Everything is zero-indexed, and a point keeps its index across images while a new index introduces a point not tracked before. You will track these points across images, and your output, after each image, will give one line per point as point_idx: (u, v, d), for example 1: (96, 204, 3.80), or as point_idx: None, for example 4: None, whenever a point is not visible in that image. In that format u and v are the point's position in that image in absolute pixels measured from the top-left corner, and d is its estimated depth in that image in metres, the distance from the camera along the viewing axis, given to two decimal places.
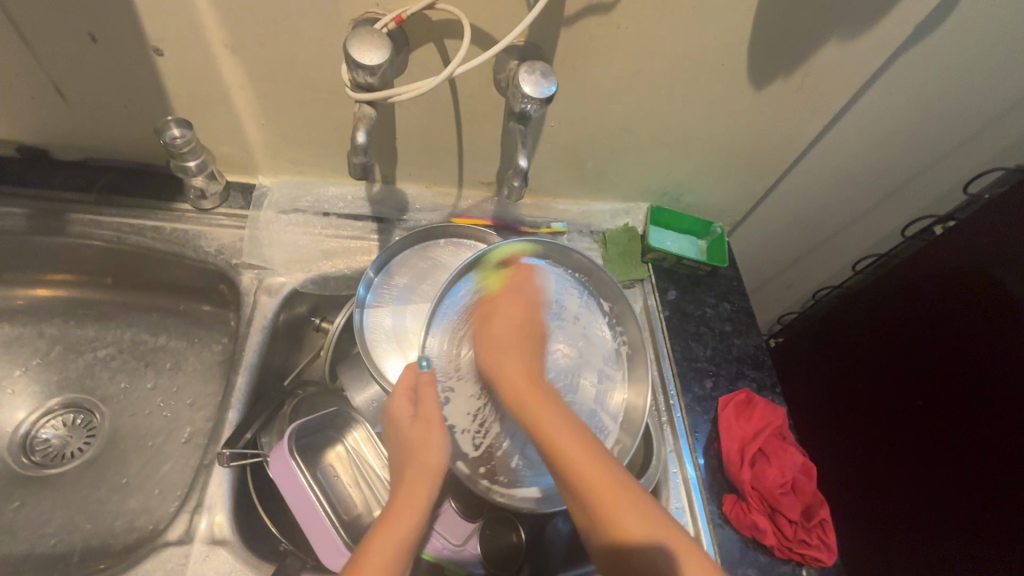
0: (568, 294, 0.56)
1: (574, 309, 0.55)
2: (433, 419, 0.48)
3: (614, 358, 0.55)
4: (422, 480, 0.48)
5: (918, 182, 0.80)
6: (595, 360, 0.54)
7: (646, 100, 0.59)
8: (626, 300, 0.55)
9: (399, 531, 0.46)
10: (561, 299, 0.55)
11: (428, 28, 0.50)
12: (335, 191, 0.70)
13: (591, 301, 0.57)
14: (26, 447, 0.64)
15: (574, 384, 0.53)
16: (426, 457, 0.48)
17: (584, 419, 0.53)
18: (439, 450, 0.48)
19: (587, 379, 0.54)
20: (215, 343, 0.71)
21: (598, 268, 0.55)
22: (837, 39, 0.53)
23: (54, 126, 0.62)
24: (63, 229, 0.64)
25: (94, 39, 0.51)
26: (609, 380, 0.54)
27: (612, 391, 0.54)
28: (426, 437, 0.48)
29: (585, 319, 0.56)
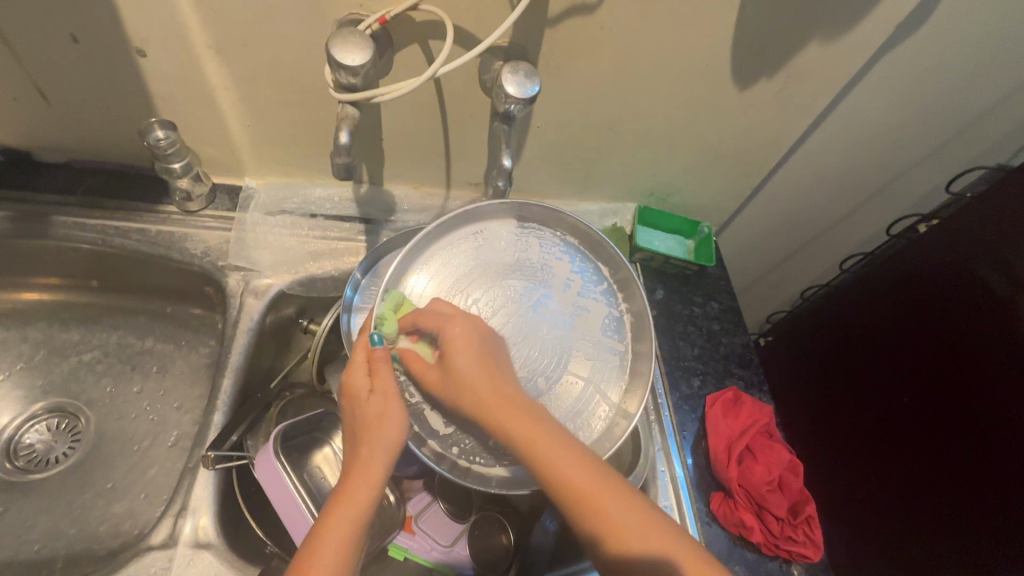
0: (556, 259, 0.54)
1: (563, 277, 0.54)
2: (390, 390, 0.45)
3: (614, 329, 0.53)
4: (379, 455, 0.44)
5: (903, 181, 0.81)
6: (589, 332, 0.53)
7: (632, 100, 0.59)
8: (627, 266, 0.53)
9: (358, 507, 0.42)
10: (547, 266, 0.54)
11: (413, 29, 0.50)
12: (323, 192, 0.70)
13: (591, 271, 0.55)
14: (9, 452, 0.64)
15: (563, 359, 0.52)
16: (383, 430, 0.44)
17: (576, 396, 0.51)
18: (398, 423, 0.45)
19: (579, 353, 0.52)
20: (203, 346, 0.71)
21: (597, 233, 0.53)
22: (819, 40, 0.54)
23: (37, 128, 0.61)
24: (47, 232, 0.63)
25: (75, 40, 0.51)
26: (607, 358, 0.52)
27: (608, 373, 0.52)
28: (384, 411, 0.44)
29: (577, 287, 0.54)
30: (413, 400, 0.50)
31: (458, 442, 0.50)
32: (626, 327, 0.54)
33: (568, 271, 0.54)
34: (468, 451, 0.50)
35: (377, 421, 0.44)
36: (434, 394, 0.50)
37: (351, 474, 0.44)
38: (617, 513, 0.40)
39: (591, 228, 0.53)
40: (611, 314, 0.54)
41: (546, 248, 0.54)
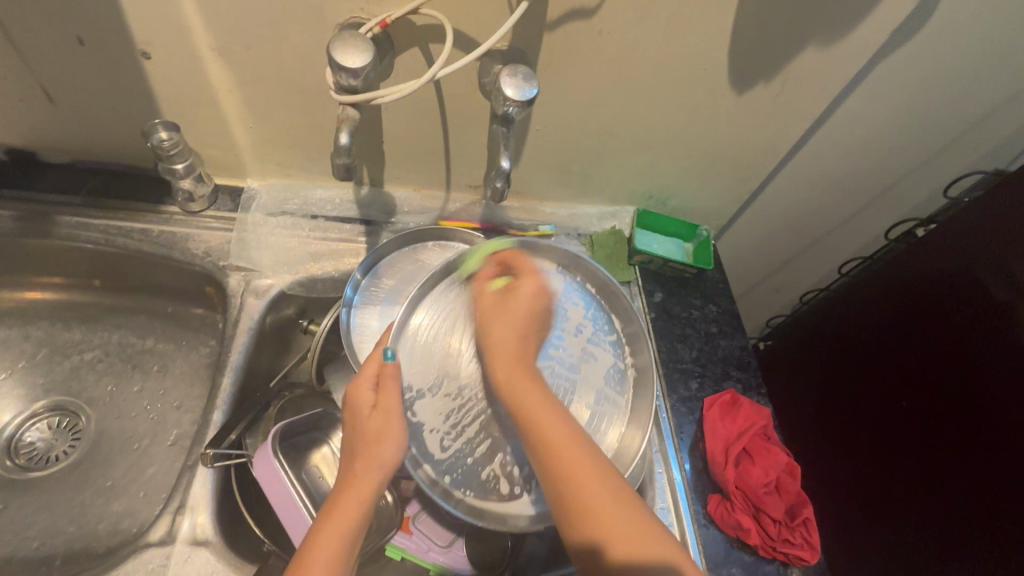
0: (572, 302, 0.53)
1: (576, 321, 0.53)
2: (394, 409, 0.46)
3: (619, 381, 0.53)
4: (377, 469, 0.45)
5: (901, 186, 0.81)
6: (595, 381, 0.52)
7: (629, 104, 0.59)
8: (640, 321, 0.54)
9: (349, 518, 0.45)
10: (563, 308, 0.52)
11: (413, 33, 0.50)
12: (323, 194, 0.70)
13: (602, 319, 0.54)
14: (10, 450, 0.64)
15: (568, 401, 0.51)
16: (382, 449, 0.45)
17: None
18: (396, 444, 0.46)
19: (582, 399, 0.51)
20: (204, 346, 0.71)
21: (612, 282, 0.53)
22: (816, 44, 0.54)
23: (41, 128, 0.62)
24: (50, 231, 0.64)
25: (81, 42, 0.52)
26: (606, 407, 0.52)
27: (606, 420, 0.52)
28: (384, 430, 0.46)
29: (589, 334, 0.53)
30: (414, 419, 0.48)
31: (452, 471, 0.49)
32: (629, 381, 0.54)
33: (584, 316, 0.53)
34: (461, 478, 0.49)
35: (375, 436, 0.46)
36: (434, 417, 0.48)
37: (348, 484, 0.46)
38: (622, 533, 0.42)
39: (607, 278, 0.54)
40: (617, 365, 0.53)
41: (565, 289, 0.53)
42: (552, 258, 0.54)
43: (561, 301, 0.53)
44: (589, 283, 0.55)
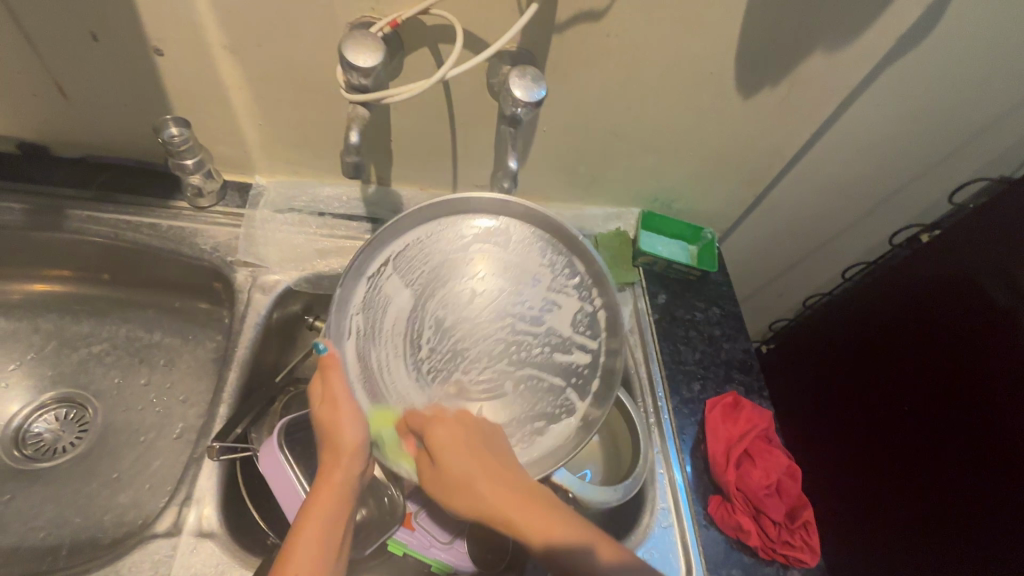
0: (526, 253, 0.54)
1: (531, 272, 0.54)
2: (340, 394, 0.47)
3: (588, 324, 0.54)
4: (342, 457, 0.46)
5: (906, 192, 0.82)
6: (558, 327, 0.53)
7: (636, 107, 0.60)
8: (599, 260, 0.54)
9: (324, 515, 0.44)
10: (515, 259, 0.54)
11: (423, 33, 0.51)
12: (331, 191, 0.71)
13: (563, 264, 0.55)
14: (18, 441, 0.65)
15: (530, 354, 0.52)
16: (343, 434, 0.47)
17: (543, 390, 0.52)
18: (356, 426, 0.47)
19: (545, 347, 0.52)
20: (210, 341, 0.72)
21: (566, 225, 0.54)
22: (822, 50, 0.55)
23: (53, 121, 0.63)
24: (61, 225, 0.65)
25: (96, 38, 0.52)
26: (573, 352, 0.53)
27: (573, 366, 0.53)
28: (335, 417, 0.47)
29: (549, 283, 0.54)
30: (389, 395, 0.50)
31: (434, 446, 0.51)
32: (601, 323, 0.55)
33: (539, 267, 0.54)
34: None
35: (330, 426, 0.47)
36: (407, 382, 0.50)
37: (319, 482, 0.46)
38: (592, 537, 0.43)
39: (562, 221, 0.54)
40: (585, 309, 0.54)
41: (518, 242, 0.55)
42: (497, 214, 0.55)
43: (521, 257, 0.54)
44: (547, 232, 0.55)
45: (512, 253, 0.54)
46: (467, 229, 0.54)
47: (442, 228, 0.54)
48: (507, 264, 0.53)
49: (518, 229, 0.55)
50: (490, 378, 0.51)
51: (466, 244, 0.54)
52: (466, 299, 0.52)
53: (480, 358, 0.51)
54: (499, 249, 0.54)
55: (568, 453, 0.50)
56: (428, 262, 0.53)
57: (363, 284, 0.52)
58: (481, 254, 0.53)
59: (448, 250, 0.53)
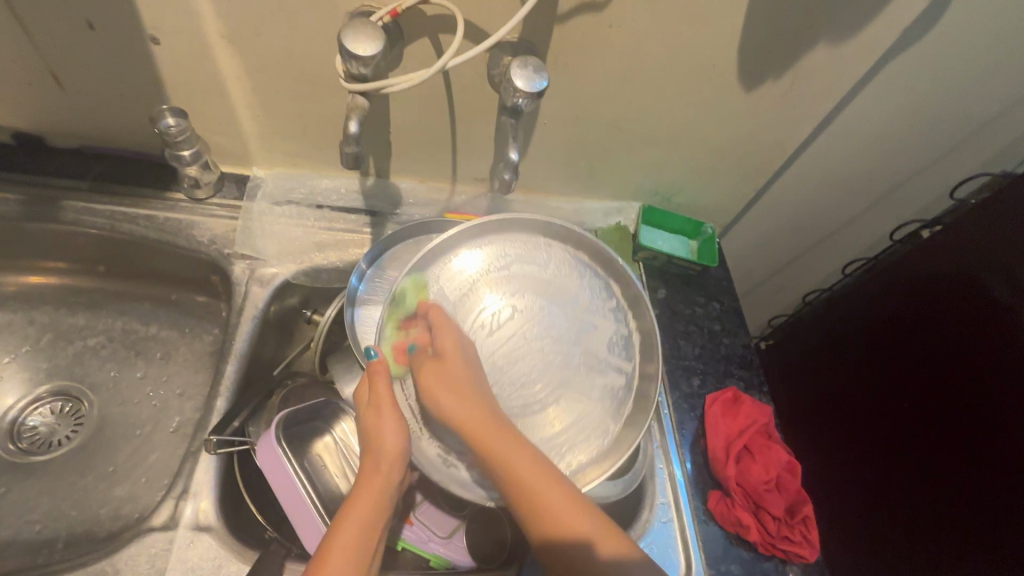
0: (565, 274, 0.53)
1: (571, 293, 0.52)
2: (387, 399, 0.47)
3: (623, 346, 0.53)
4: (383, 462, 0.46)
5: (906, 188, 0.81)
6: (598, 349, 0.52)
7: (637, 99, 0.59)
8: (636, 282, 0.53)
9: (364, 520, 0.44)
10: (557, 279, 0.53)
11: (423, 23, 0.50)
12: (329, 183, 0.70)
13: (600, 287, 0.54)
14: (13, 434, 0.64)
15: (570, 376, 0.51)
16: (385, 441, 0.46)
17: (582, 414, 0.51)
18: (398, 433, 0.46)
19: (586, 369, 0.51)
20: (207, 333, 0.71)
21: (608, 251, 0.53)
22: (825, 43, 0.54)
23: (47, 111, 0.62)
24: (56, 216, 0.64)
25: (90, 26, 0.51)
26: (613, 375, 0.52)
27: (612, 389, 0.52)
28: (379, 422, 0.46)
29: (587, 305, 0.53)
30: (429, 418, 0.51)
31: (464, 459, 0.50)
32: (634, 345, 0.54)
33: (579, 288, 0.53)
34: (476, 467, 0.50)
35: (375, 433, 0.46)
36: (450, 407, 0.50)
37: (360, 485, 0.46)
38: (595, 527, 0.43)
39: (604, 248, 0.53)
40: (620, 331, 0.53)
41: (557, 263, 0.53)
42: (539, 232, 0.54)
43: (559, 278, 0.53)
44: (582, 251, 0.55)
45: (556, 274, 0.53)
46: (509, 247, 0.53)
47: (484, 246, 0.53)
48: (547, 285, 0.52)
49: (557, 248, 0.54)
50: (526, 398, 0.50)
51: (510, 262, 0.52)
52: (506, 320, 0.51)
53: (522, 379, 0.50)
54: (538, 269, 0.53)
55: (601, 471, 0.50)
56: (468, 279, 0.51)
57: (405, 302, 0.52)
58: (521, 272, 0.52)
59: (488, 266, 0.52)
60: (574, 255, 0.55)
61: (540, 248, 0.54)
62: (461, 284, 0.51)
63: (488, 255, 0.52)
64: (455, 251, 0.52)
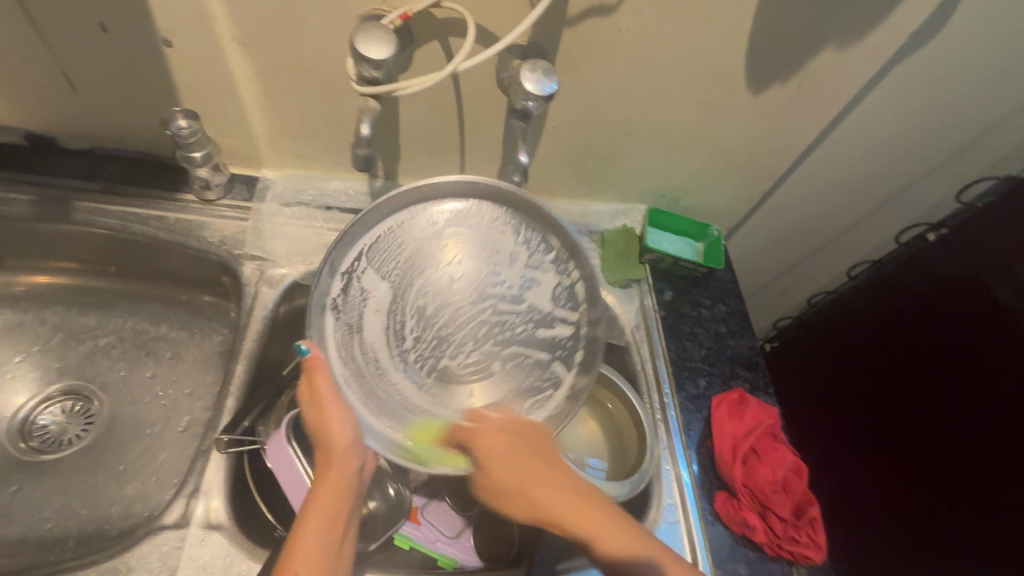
0: (499, 233, 0.54)
1: (508, 252, 0.54)
2: (328, 393, 0.47)
3: (567, 298, 0.55)
4: (339, 454, 0.47)
5: (913, 190, 0.82)
6: (540, 302, 0.54)
7: (645, 102, 0.60)
8: (573, 234, 0.55)
9: (326, 513, 0.45)
10: (489, 239, 0.53)
11: (434, 26, 0.51)
12: (338, 185, 0.71)
13: (538, 242, 0.55)
14: (24, 432, 0.65)
15: (515, 334, 0.53)
16: (333, 434, 0.47)
17: (532, 365, 0.53)
18: (347, 425, 0.47)
19: (530, 326, 0.53)
20: (216, 334, 0.72)
21: (535, 201, 0.53)
22: (833, 46, 0.55)
23: (60, 113, 0.62)
24: (69, 217, 0.64)
25: (104, 29, 0.52)
26: (556, 327, 0.54)
27: (558, 338, 0.54)
28: (325, 416, 0.47)
29: (524, 262, 0.54)
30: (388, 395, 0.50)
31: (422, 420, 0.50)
32: (580, 296, 0.56)
33: (514, 245, 0.54)
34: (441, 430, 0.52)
35: (322, 426, 0.47)
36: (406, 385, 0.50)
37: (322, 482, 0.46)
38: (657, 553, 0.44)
39: (535, 202, 0.53)
40: (562, 282, 0.55)
41: (488, 223, 0.54)
42: (463, 197, 0.54)
43: (489, 237, 0.54)
44: (516, 209, 0.55)
45: (488, 233, 0.54)
46: (436, 215, 0.53)
47: (414, 217, 0.53)
48: (477, 247, 0.53)
49: (488, 208, 0.54)
50: (478, 359, 0.52)
51: (437, 231, 0.53)
52: (445, 284, 0.52)
53: (465, 342, 0.52)
54: (473, 232, 0.53)
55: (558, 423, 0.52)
56: (396, 255, 0.52)
57: (338, 284, 0.51)
58: (449, 239, 0.53)
59: (420, 239, 0.52)
60: (504, 213, 0.54)
61: (470, 211, 0.54)
62: (391, 258, 0.52)
63: (416, 228, 0.53)
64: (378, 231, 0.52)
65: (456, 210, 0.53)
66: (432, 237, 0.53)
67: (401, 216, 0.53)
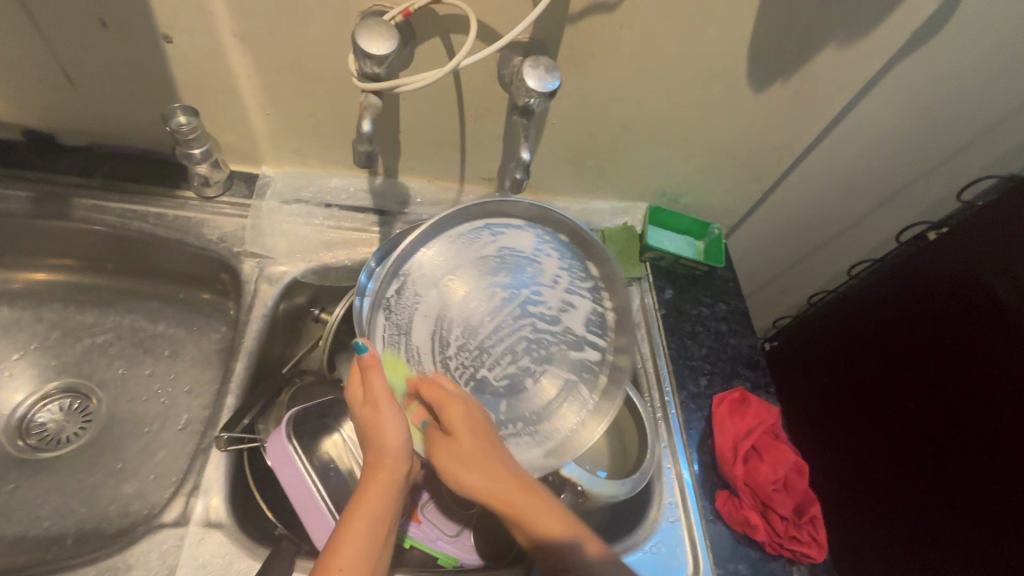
0: (545, 252, 0.53)
1: (551, 270, 0.53)
2: (382, 398, 0.46)
3: (599, 324, 0.55)
4: (389, 456, 0.46)
5: (913, 189, 0.82)
6: (577, 326, 0.53)
7: (646, 100, 0.60)
8: (614, 263, 0.54)
9: (373, 517, 0.44)
10: (538, 255, 0.53)
11: (435, 22, 0.50)
12: (339, 182, 0.70)
13: (580, 268, 0.55)
14: (22, 430, 0.64)
15: (551, 355, 0.52)
16: (388, 437, 0.46)
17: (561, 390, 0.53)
18: (400, 428, 0.46)
19: (566, 348, 0.53)
20: (215, 331, 0.72)
21: (582, 230, 0.53)
22: (835, 44, 0.55)
23: (58, 109, 0.62)
24: (67, 214, 0.64)
25: (103, 24, 0.52)
26: (588, 353, 0.54)
27: (590, 364, 0.54)
28: (379, 419, 0.46)
29: (566, 283, 0.53)
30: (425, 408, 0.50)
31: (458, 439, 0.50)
32: (609, 322, 0.55)
33: (558, 266, 0.53)
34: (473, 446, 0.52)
35: (375, 428, 0.46)
36: None
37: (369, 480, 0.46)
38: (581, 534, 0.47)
39: (578, 225, 0.53)
40: (596, 309, 0.55)
41: (536, 241, 0.53)
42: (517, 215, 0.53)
43: (535, 254, 0.53)
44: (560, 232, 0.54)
45: (537, 251, 0.53)
46: (490, 229, 0.52)
47: (466, 228, 0.52)
48: (521, 263, 0.52)
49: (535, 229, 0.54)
50: (513, 375, 0.51)
51: (489, 243, 0.52)
52: (490, 300, 0.50)
53: (501, 360, 0.51)
54: (519, 248, 0.52)
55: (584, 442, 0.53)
56: (448, 264, 0.50)
57: (392, 283, 0.49)
58: (497, 254, 0.51)
59: (469, 250, 0.51)
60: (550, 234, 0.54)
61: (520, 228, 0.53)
62: (444, 268, 0.50)
63: (467, 239, 0.51)
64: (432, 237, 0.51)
65: (509, 227, 0.53)
66: (486, 246, 0.51)
67: (458, 225, 0.52)
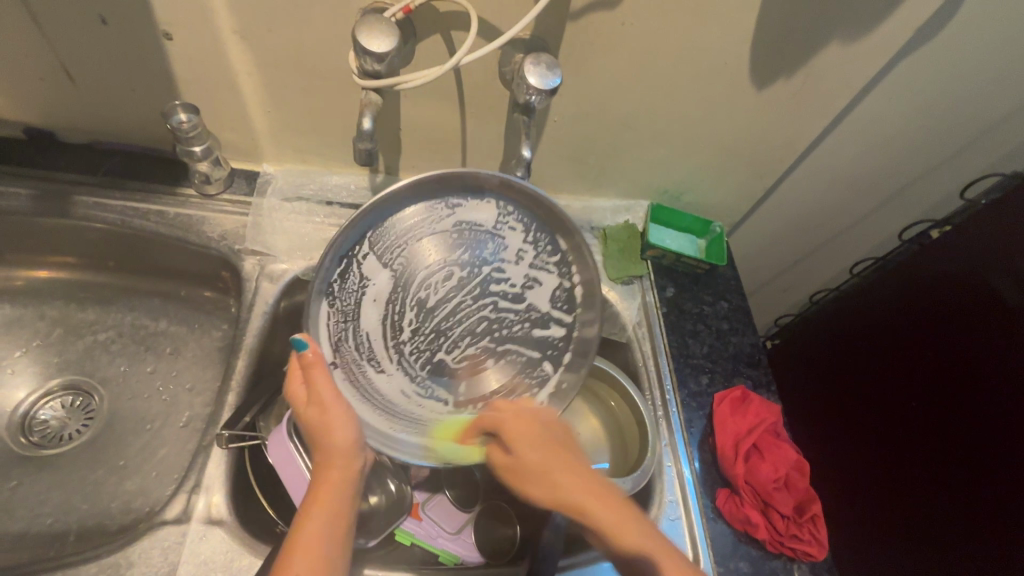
0: (506, 228, 0.52)
1: (512, 247, 0.52)
2: (326, 397, 0.44)
3: (564, 300, 0.55)
4: (338, 455, 0.45)
5: (917, 187, 0.81)
6: (539, 304, 0.54)
7: (648, 97, 0.59)
8: (579, 233, 0.52)
9: (328, 517, 0.43)
10: (497, 232, 0.52)
11: (436, 19, 0.50)
12: (338, 180, 0.71)
13: (545, 241, 0.53)
14: (24, 427, 0.64)
15: (510, 334, 0.53)
16: (336, 435, 0.44)
17: (519, 367, 0.54)
18: (348, 426, 0.45)
19: (527, 326, 0.54)
20: (216, 329, 0.72)
21: (547, 200, 0.50)
22: (839, 41, 0.54)
23: (59, 106, 0.62)
24: (68, 211, 0.64)
25: (104, 21, 0.51)
26: (549, 328, 0.54)
27: (550, 339, 0.54)
28: (325, 418, 0.44)
29: (528, 259, 0.53)
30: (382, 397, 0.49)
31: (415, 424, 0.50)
32: (576, 298, 0.55)
33: (519, 242, 0.53)
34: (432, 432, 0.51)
35: (322, 427, 0.44)
36: (397, 380, 0.50)
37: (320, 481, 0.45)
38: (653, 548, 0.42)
39: (542, 195, 0.50)
40: (562, 285, 0.54)
41: (496, 215, 0.52)
42: (481, 182, 0.50)
43: (495, 230, 0.52)
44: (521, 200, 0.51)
45: (498, 227, 0.52)
46: (448, 201, 0.50)
47: (422, 205, 0.50)
48: (478, 242, 0.51)
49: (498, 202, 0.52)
50: (472, 354, 0.52)
51: (445, 220, 0.50)
52: (446, 280, 0.50)
53: (460, 340, 0.52)
54: (479, 223, 0.51)
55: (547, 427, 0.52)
56: (400, 243, 0.49)
57: (340, 266, 0.48)
58: (454, 232, 0.50)
59: (423, 228, 0.50)
60: (512, 206, 0.52)
61: (482, 202, 0.51)
62: (397, 248, 0.49)
63: (423, 216, 0.50)
64: (380, 216, 0.49)
65: (469, 199, 0.51)
66: (442, 223, 0.50)
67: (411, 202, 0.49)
